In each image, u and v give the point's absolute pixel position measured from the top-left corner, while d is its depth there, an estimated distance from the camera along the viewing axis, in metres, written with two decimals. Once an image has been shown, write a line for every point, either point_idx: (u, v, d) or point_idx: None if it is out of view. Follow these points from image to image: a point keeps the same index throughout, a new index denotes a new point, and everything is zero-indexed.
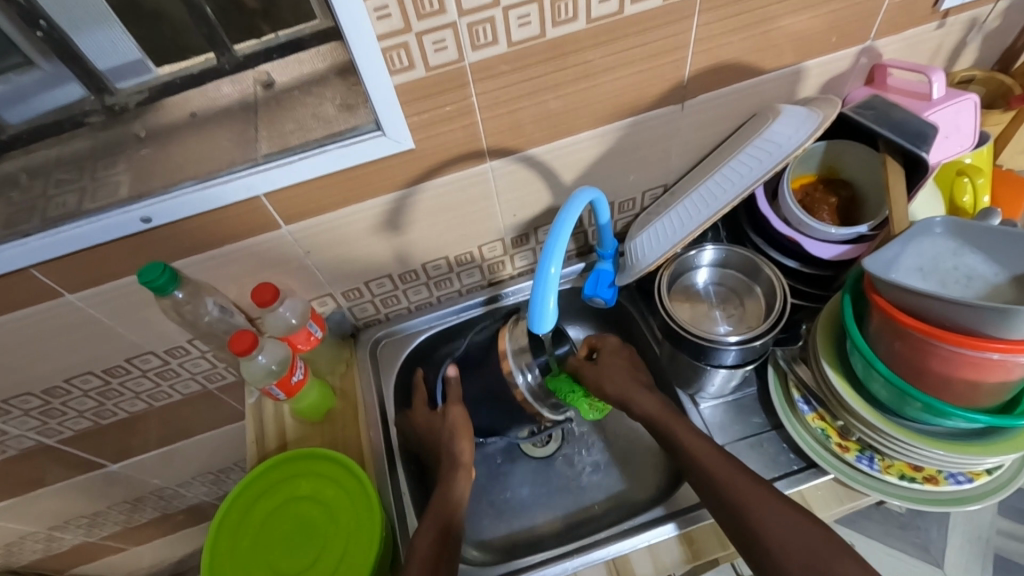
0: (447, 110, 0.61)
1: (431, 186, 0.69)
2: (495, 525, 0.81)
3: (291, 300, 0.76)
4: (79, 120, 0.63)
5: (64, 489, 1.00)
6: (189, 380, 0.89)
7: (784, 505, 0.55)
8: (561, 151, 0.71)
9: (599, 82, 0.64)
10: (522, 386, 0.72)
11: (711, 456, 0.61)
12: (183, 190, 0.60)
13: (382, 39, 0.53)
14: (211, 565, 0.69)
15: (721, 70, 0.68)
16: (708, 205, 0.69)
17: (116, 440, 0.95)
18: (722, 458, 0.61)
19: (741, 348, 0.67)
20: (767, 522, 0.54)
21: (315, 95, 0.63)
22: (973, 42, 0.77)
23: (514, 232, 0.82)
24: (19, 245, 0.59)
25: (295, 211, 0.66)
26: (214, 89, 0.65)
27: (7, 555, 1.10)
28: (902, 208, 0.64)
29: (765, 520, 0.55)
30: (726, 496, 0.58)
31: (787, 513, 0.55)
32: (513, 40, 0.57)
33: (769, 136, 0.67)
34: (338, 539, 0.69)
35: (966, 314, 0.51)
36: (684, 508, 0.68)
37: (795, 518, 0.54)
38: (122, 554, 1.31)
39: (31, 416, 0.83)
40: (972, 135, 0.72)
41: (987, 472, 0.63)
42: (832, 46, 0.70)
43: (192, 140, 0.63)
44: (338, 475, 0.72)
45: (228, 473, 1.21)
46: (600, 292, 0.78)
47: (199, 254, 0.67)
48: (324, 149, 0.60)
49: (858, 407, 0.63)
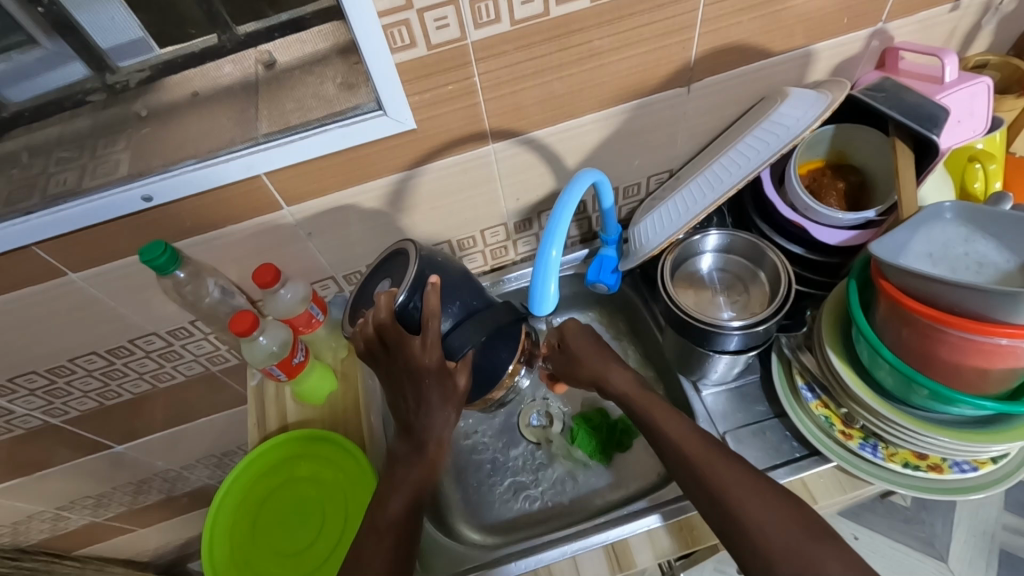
0: (448, 90, 0.60)
1: (433, 168, 0.68)
2: (496, 508, 0.81)
3: (292, 283, 0.75)
4: (81, 98, 0.63)
5: (69, 469, 1.01)
6: (192, 362, 0.89)
7: (761, 492, 0.54)
8: (565, 134, 0.70)
9: (603, 63, 0.63)
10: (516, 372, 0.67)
11: (696, 441, 0.60)
12: (183, 168, 0.60)
13: (383, 16, 0.52)
14: (213, 559, 0.69)
15: (728, 52, 0.67)
16: (713, 188, 0.68)
17: (120, 422, 0.96)
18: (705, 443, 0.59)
19: (744, 334, 0.66)
20: (747, 508, 0.53)
21: (317, 74, 0.63)
22: (988, 25, 0.75)
23: (516, 217, 0.81)
24: (21, 222, 0.59)
25: (296, 192, 0.66)
26: (216, 68, 0.64)
27: (15, 534, 1.11)
28: (911, 192, 0.63)
29: (742, 505, 0.54)
30: (707, 483, 0.56)
31: (763, 499, 0.54)
32: (516, 18, 0.56)
33: (776, 118, 0.66)
34: (336, 518, 0.70)
35: (975, 299, 0.50)
36: (667, 499, 0.68)
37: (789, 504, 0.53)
38: (128, 536, 1.32)
39: (35, 395, 0.84)
40: (985, 119, 0.70)
41: (993, 461, 0.62)
42: (843, 28, 0.69)
43: (192, 118, 0.63)
44: (338, 456, 0.72)
45: (231, 456, 1.22)
46: (602, 278, 0.77)
47: (200, 235, 0.67)
48: (324, 128, 0.60)
49: (863, 394, 0.62)
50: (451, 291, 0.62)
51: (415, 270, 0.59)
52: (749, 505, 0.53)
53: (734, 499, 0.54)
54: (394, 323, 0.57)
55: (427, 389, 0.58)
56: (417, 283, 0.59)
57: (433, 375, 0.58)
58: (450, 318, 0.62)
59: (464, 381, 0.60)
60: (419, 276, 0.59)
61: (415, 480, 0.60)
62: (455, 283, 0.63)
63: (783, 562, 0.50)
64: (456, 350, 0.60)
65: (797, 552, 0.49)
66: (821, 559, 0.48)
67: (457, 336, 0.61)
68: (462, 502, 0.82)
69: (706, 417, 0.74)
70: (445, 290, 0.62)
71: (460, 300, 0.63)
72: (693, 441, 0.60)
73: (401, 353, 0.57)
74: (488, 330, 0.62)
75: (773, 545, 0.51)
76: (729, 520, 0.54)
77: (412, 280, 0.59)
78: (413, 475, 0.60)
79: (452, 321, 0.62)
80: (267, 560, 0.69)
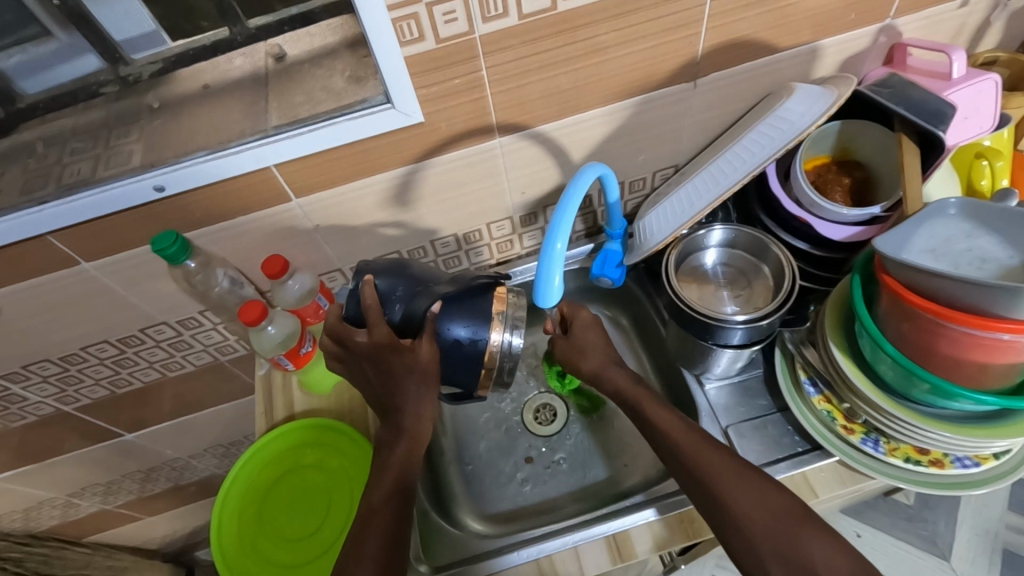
0: (456, 83, 0.61)
1: (439, 161, 0.69)
2: (500, 498, 0.82)
3: (299, 274, 0.76)
4: (95, 90, 0.64)
5: (80, 457, 1.03)
6: (201, 352, 0.90)
7: (757, 484, 0.55)
8: (571, 128, 0.71)
9: (611, 57, 0.64)
10: (501, 341, 0.61)
11: (686, 431, 0.60)
12: (195, 159, 0.61)
13: (392, 10, 0.53)
14: (221, 545, 0.71)
15: (735, 47, 0.67)
16: (718, 183, 0.68)
17: (130, 410, 0.97)
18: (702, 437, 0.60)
19: (747, 327, 0.66)
20: (736, 498, 0.54)
21: (325, 67, 0.64)
22: (998, 21, 0.75)
23: (522, 211, 0.82)
24: (35, 212, 0.60)
25: (305, 184, 0.66)
26: (227, 61, 0.65)
27: (27, 519, 1.13)
28: (917, 187, 0.63)
29: (732, 495, 0.55)
30: (703, 469, 0.57)
31: (753, 485, 0.55)
32: (524, 13, 0.57)
33: (782, 113, 0.66)
34: (341, 505, 0.72)
35: (978, 294, 0.51)
36: (659, 495, 0.69)
37: (787, 507, 0.53)
38: (136, 524, 1.34)
39: (48, 382, 0.85)
40: (991, 115, 0.70)
41: (994, 457, 0.63)
42: (850, 24, 0.69)
43: (202, 110, 0.64)
44: (344, 445, 0.74)
45: (238, 446, 1.23)
46: (607, 272, 0.78)
47: (211, 225, 0.68)
48: (333, 121, 0.60)
49: (864, 388, 0.62)
50: (392, 277, 0.62)
51: (353, 281, 0.62)
52: (738, 495, 0.54)
53: (730, 493, 0.54)
54: (342, 323, 0.60)
55: (385, 363, 0.58)
56: (355, 290, 0.62)
57: (388, 351, 0.57)
58: (398, 303, 0.61)
59: (426, 348, 0.59)
60: (357, 283, 0.62)
61: (397, 456, 0.60)
62: (394, 270, 0.63)
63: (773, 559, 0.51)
64: (410, 324, 0.60)
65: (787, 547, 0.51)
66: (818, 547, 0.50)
67: (411, 313, 0.60)
68: (465, 491, 0.83)
69: (708, 411, 0.75)
70: (385, 283, 0.61)
71: (406, 283, 0.62)
72: (683, 431, 0.60)
73: (352, 344, 0.59)
74: (440, 295, 0.60)
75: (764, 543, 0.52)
76: (722, 508, 0.55)
77: (349, 288, 0.62)
78: (396, 457, 0.60)
79: (402, 305, 0.61)
80: (274, 544, 0.71)
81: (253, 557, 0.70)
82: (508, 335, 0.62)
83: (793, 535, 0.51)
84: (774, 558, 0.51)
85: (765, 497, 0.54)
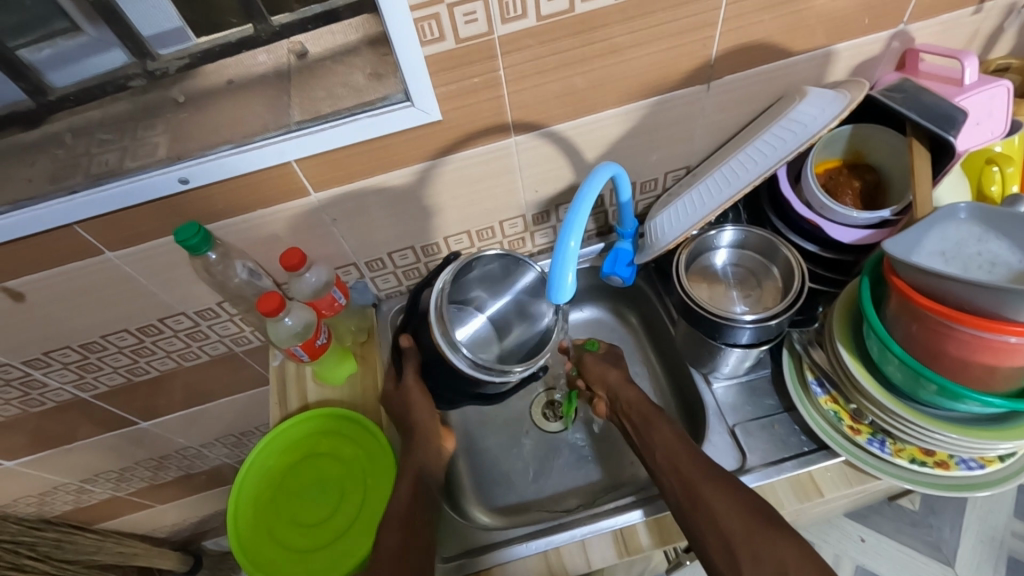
0: (475, 82, 0.62)
1: (456, 158, 0.70)
2: (507, 492, 0.83)
3: (315, 267, 0.78)
4: (121, 83, 0.66)
5: (95, 443, 1.05)
6: (217, 342, 0.92)
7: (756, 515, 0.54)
8: (586, 128, 0.72)
9: (627, 58, 0.65)
10: (468, 367, 0.68)
11: (694, 463, 0.60)
12: (220, 153, 0.62)
13: (415, 10, 0.54)
14: (237, 527, 0.72)
15: (750, 50, 0.68)
16: (731, 183, 0.69)
17: (146, 398, 0.99)
18: (708, 467, 0.59)
19: (757, 327, 0.67)
20: (729, 526, 0.54)
21: (347, 64, 0.65)
22: (1011, 28, 0.75)
23: (535, 210, 0.83)
24: (65, 201, 0.62)
25: (324, 179, 0.68)
26: (250, 57, 0.67)
27: (41, 504, 1.16)
28: (926, 191, 0.64)
29: (725, 522, 0.54)
30: (687, 476, 0.59)
31: (742, 505, 0.55)
32: (542, 14, 0.58)
33: (794, 116, 0.67)
34: (355, 491, 0.73)
35: (987, 297, 0.51)
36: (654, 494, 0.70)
37: (744, 503, 0.55)
38: (146, 512, 1.36)
39: (68, 369, 0.87)
40: (1004, 121, 0.71)
41: (1000, 459, 0.63)
42: (863, 29, 0.69)
43: (227, 105, 0.65)
44: (357, 433, 0.76)
45: (249, 437, 1.25)
46: (617, 270, 0.80)
47: (231, 218, 0.70)
48: (354, 118, 0.62)
49: (871, 388, 0.63)
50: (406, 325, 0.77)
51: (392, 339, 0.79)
52: (733, 521, 0.54)
53: (715, 498, 0.56)
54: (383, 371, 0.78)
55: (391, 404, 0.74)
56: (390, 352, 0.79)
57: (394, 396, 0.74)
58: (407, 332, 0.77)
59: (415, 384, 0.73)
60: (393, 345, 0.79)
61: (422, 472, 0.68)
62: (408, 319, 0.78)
63: (745, 558, 0.52)
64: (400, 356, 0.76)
65: (757, 545, 0.52)
66: (781, 551, 0.51)
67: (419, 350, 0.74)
68: (474, 485, 0.84)
69: (715, 409, 0.76)
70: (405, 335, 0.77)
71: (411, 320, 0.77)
72: (692, 460, 0.60)
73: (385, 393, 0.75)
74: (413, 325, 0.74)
75: (739, 542, 0.53)
76: (692, 507, 0.57)
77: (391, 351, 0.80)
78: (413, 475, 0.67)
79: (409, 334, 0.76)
80: (287, 529, 0.72)
81: (268, 540, 0.71)
82: (461, 355, 0.68)
83: (769, 543, 0.52)
84: (748, 554, 0.52)
85: (728, 496, 0.56)
